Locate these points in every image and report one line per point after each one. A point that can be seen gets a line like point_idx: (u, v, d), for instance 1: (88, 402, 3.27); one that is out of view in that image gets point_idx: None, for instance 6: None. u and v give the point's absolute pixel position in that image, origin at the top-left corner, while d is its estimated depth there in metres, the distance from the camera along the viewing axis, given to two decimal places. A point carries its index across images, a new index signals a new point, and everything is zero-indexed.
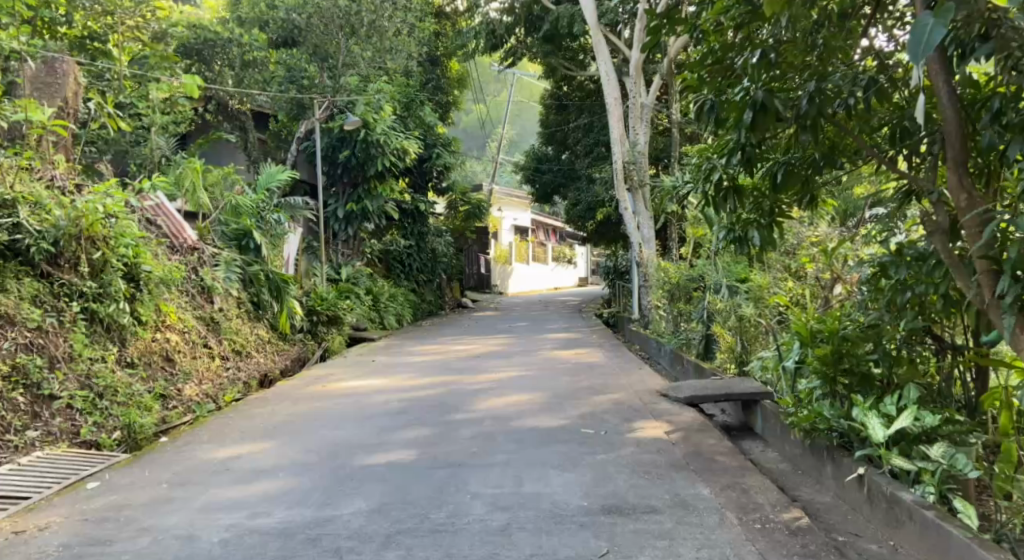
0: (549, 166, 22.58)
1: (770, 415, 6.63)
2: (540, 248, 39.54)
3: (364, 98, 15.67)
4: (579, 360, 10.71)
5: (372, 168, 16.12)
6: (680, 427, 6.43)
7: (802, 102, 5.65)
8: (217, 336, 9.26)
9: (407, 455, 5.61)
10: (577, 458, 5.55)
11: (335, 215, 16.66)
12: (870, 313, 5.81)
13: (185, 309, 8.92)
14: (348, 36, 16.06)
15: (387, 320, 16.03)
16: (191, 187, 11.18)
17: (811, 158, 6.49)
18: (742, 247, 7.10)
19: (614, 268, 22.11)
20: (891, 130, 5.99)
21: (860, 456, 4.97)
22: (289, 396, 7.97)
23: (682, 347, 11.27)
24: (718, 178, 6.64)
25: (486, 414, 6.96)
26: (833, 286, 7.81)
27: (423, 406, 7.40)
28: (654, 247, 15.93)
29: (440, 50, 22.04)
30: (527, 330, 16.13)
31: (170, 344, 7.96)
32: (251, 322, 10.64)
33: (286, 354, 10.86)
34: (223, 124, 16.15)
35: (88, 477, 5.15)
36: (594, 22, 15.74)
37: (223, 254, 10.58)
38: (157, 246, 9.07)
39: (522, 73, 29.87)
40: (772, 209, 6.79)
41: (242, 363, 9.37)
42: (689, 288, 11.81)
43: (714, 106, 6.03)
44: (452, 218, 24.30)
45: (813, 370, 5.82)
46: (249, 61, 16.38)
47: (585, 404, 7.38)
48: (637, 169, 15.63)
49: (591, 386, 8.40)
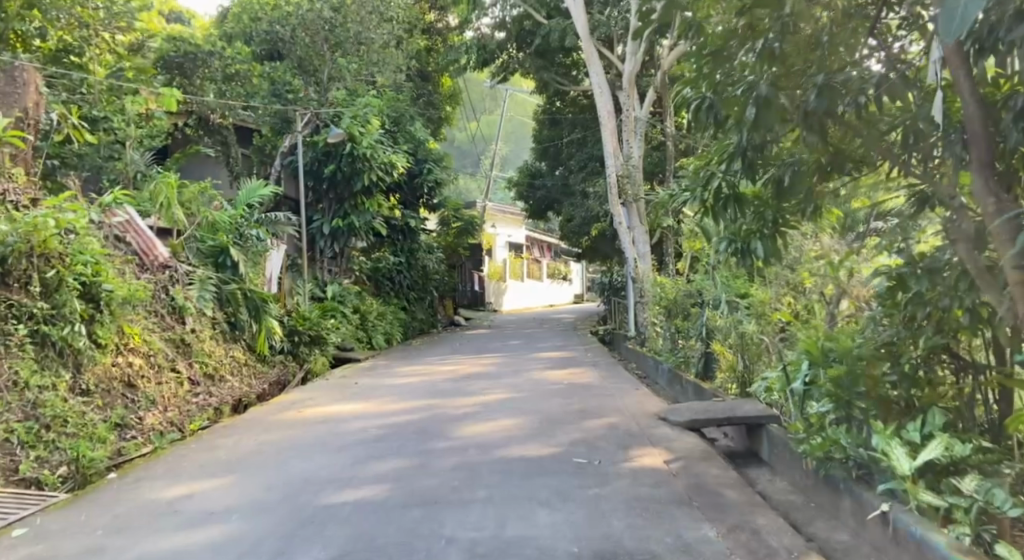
0: (542, 182, 22.12)
1: (776, 441, 6.11)
2: (535, 265, 39.07)
3: (351, 112, 15.17)
4: (572, 381, 10.20)
5: (359, 183, 15.44)
6: (681, 455, 5.92)
7: (810, 97, 5.15)
8: (187, 359, 8.76)
9: (378, 491, 5.10)
10: (568, 492, 5.03)
11: (320, 231, 16.04)
12: (885, 329, 5.31)
13: (152, 330, 8.40)
14: (333, 48, 16.22)
15: (375, 340, 15.49)
16: (165, 203, 10.66)
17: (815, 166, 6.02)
18: (745, 261, 6.56)
19: (610, 285, 21.66)
20: (904, 134, 5.40)
21: (883, 490, 4.46)
22: (260, 422, 7.45)
23: (682, 366, 10.78)
24: (717, 185, 6.16)
25: (469, 442, 6.44)
26: (841, 301, 7.33)
27: (403, 432, 6.89)
28: (650, 263, 15.42)
29: (432, 65, 21.58)
30: (520, 349, 15.65)
31: (133, 369, 7.47)
32: (226, 343, 10.13)
33: (263, 377, 10.33)
34: (204, 140, 15.53)
35: (16, 522, 4.64)
36: (586, 34, 15.34)
37: (198, 272, 10.09)
38: (121, 265, 8.62)
39: (516, 89, 29.47)
40: (776, 218, 6.27)
41: (214, 388, 8.86)
42: (687, 304, 11.33)
43: (714, 104, 5.54)
44: (443, 235, 23.81)
45: (824, 393, 5.24)
46: (232, 75, 15.19)
47: (578, 430, 6.87)
48: (631, 183, 15.24)
49: (584, 409, 7.89)
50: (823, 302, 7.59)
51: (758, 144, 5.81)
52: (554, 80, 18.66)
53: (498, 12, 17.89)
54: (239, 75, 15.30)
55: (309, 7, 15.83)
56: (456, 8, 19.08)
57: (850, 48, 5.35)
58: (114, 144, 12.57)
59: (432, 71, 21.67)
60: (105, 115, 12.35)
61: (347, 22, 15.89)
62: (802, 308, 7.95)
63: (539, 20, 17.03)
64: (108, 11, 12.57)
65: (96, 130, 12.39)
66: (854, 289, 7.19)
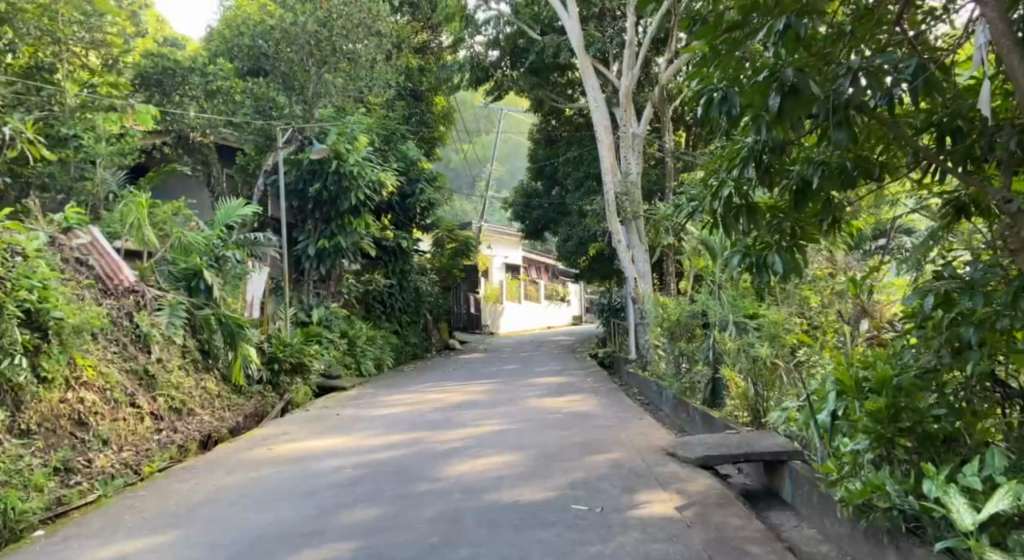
0: (538, 202, 21.41)
1: (802, 480, 5.43)
2: (532, 286, 38.32)
3: (338, 127, 14.36)
4: (572, 409, 9.47)
5: (346, 203, 14.69)
6: (696, 499, 5.20)
7: (844, 84, 4.40)
8: (150, 393, 8.08)
9: (342, 551, 4.40)
10: (566, 551, 4.32)
11: (306, 253, 15.24)
12: (923, 355, 4.60)
13: (110, 361, 7.76)
14: (319, 65, 14.70)
15: (364, 366, 14.75)
16: (136, 222, 9.99)
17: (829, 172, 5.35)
18: (762, 280, 5.81)
19: (609, 306, 20.99)
20: (939, 131, 4.82)
21: (941, 548, 3.76)
22: (225, 463, 6.73)
23: (687, 392, 10.09)
24: (728, 195, 5.51)
25: (456, 484, 5.73)
26: (862, 320, 6.69)
27: (382, 472, 6.17)
28: (651, 282, 14.73)
29: (424, 83, 20.86)
30: (516, 374, 14.90)
31: (84, 405, 6.87)
32: (197, 373, 9.42)
33: (236, 409, 9.59)
34: (184, 159, 14.93)
35: None
36: (581, 47, 14.74)
37: (168, 297, 9.47)
38: (76, 291, 7.98)
39: (511, 109, 28.83)
40: (794, 229, 5.62)
41: (180, 424, 8.18)
42: (692, 325, 10.62)
43: (728, 95, 4.61)
44: (438, 256, 23.09)
45: (860, 429, 4.52)
46: (213, 90, 14.48)
47: (579, 468, 6.15)
48: (630, 201, 14.54)
49: (584, 442, 7.18)
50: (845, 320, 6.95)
51: (775, 145, 5.16)
52: (549, 98, 18.07)
53: (491, 30, 17.32)
54: (221, 90, 14.51)
55: (293, 19, 14.23)
56: (447, 25, 18.44)
57: (868, 40, 4.75)
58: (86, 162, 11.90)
59: (425, 90, 20.90)
60: (75, 132, 11.70)
61: (333, 35, 14.32)
62: (823, 329, 7.26)
63: (534, 36, 16.59)
64: (81, 24, 11.85)
65: (66, 148, 11.75)
66: (879, 308, 6.53)
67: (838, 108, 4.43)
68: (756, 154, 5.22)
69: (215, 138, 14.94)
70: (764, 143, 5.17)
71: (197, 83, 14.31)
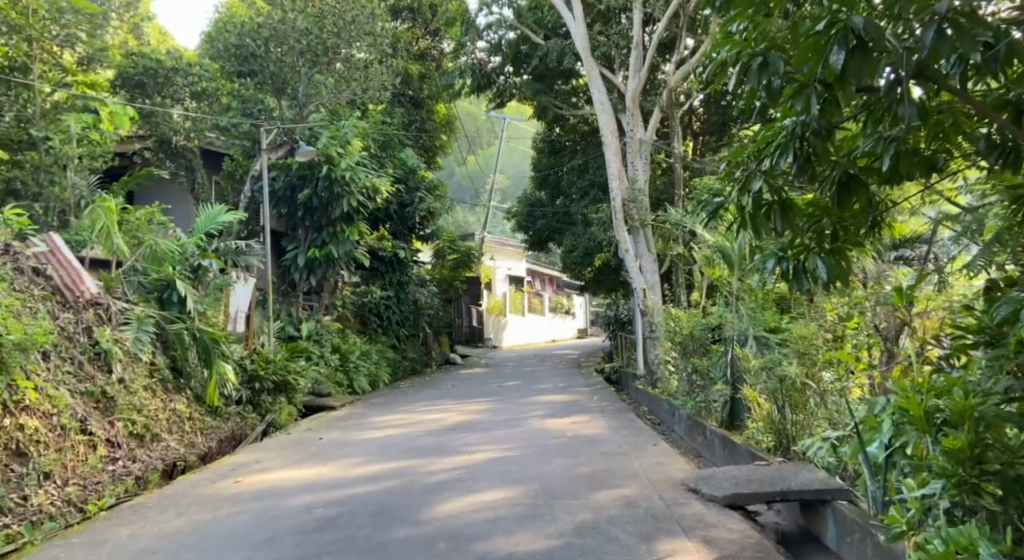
0: (542, 212, 20.54)
1: (850, 526, 4.63)
2: (536, 298, 37.36)
3: (329, 130, 13.47)
4: (578, 432, 8.63)
5: (338, 210, 13.65)
6: (727, 553, 4.39)
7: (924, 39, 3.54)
8: (107, 417, 7.30)
9: None
10: None
11: (296, 262, 14.24)
12: (1008, 381, 3.79)
13: (59, 383, 6.98)
14: (310, 64, 13.83)
15: (357, 383, 13.89)
16: (105, 230, 9.17)
17: (879, 164, 4.57)
18: (800, 287, 4.98)
19: (616, 319, 20.19)
20: (1015, 112, 4.06)
21: None
22: (183, 499, 5.91)
23: (702, 413, 9.26)
24: (759, 188, 4.72)
25: (442, 529, 4.91)
26: (902, 335, 5.96)
27: (360, 512, 5.36)
28: (660, 294, 13.91)
29: (425, 90, 19.92)
30: (517, 391, 14.06)
31: (24, 434, 6.08)
32: (167, 393, 8.58)
33: (209, 434, 8.78)
34: (165, 163, 13.85)
35: None
36: (586, 47, 13.95)
37: (135, 310, 8.66)
38: (21, 305, 7.19)
39: (515, 117, 28.02)
40: (835, 229, 4.82)
41: (141, 452, 7.38)
42: (706, 340, 9.82)
43: (770, 60, 3.82)
44: (439, 267, 22.20)
45: (935, 472, 3.75)
46: (201, 93, 13.50)
47: (586, 507, 5.33)
48: (637, 208, 13.78)
49: (593, 473, 6.34)
50: (881, 333, 6.15)
51: (821, 128, 4.37)
52: (553, 105, 17.15)
53: (493, 35, 16.61)
54: (207, 94, 13.55)
55: (282, 16, 13.40)
56: (447, 29, 17.60)
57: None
58: (58, 166, 10.77)
59: (425, 97, 19.96)
60: (45, 134, 10.67)
61: (324, 35, 13.54)
62: (860, 344, 6.41)
63: (537, 39, 15.83)
64: (54, 20, 11.05)
65: (36, 150, 10.77)
66: (922, 320, 5.77)
67: (893, 85, 3.69)
68: (796, 140, 4.41)
69: (201, 142, 13.90)
70: (807, 124, 4.36)
71: (183, 85, 13.34)
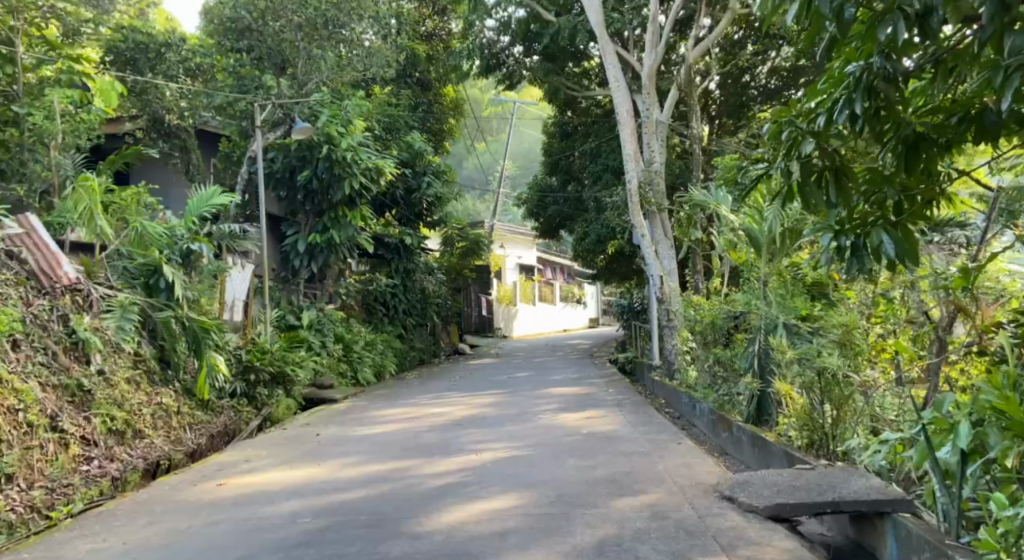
0: (553, 198, 19.82)
1: (915, 544, 4.04)
2: (547, 287, 36.68)
3: (330, 108, 12.72)
4: (593, 428, 7.99)
5: (337, 193, 13.05)
6: None
7: None
8: (83, 413, 6.71)
9: None
10: None
11: (296, 248, 13.69)
12: None
13: (28, 376, 6.39)
14: (308, 35, 13.11)
15: (360, 374, 13.30)
16: (87, 212, 8.52)
17: (951, 119, 4.15)
18: (860, 268, 4.32)
19: (629, 307, 19.51)
20: None
21: None
22: (157, 507, 5.29)
23: (725, 406, 8.61)
24: (810, 152, 4.11)
25: (442, 545, 4.29)
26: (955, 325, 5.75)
27: (352, 523, 4.75)
28: (678, 280, 13.13)
29: (432, 72, 19.17)
30: (528, 382, 13.41)
31: None
32: (153, 386, 7.96)
33: (200, 430, 8.17)
34: (156, 143, 13.15)
35: None
36: (600, 21, 13.23)
37: (119, 296, 7.97)
38: None
39: (526, 102, 27.21)
40: (899, 197, 4.25)
41: (121, 451, 6.77)
42: (730, 329, 9.16)
43: None
44: (447, 255, 21.49)
45: None
46: (194, 69, 12.88)
47: (608, 518, 4.70)
48: (653, 191, 13.16)
49: (612, 477, 5.70)
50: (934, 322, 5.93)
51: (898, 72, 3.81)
52: (564, 86, 16.44)
53: (502, 13, 16.00)
54: (202, 70, 13.00)
55: None
56: (454, 8, 16.87)
57: None
58: (39, 141, 10.17)
59: (433, 79, 19.23)
60: (27, 110, 10.06)
61: (321, 6, 12.76)
62: (901, 331, 6.21)
63: (548, 16, 14.91)
64: None
65: (17, 128, 10.20)
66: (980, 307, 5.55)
67: (999, 12, 3.52)
68: (864, 90, 3.83)
69: (196, 122, 13.27)
70: (874, 68, 3.81)
71: (175, 62, 12.61)
